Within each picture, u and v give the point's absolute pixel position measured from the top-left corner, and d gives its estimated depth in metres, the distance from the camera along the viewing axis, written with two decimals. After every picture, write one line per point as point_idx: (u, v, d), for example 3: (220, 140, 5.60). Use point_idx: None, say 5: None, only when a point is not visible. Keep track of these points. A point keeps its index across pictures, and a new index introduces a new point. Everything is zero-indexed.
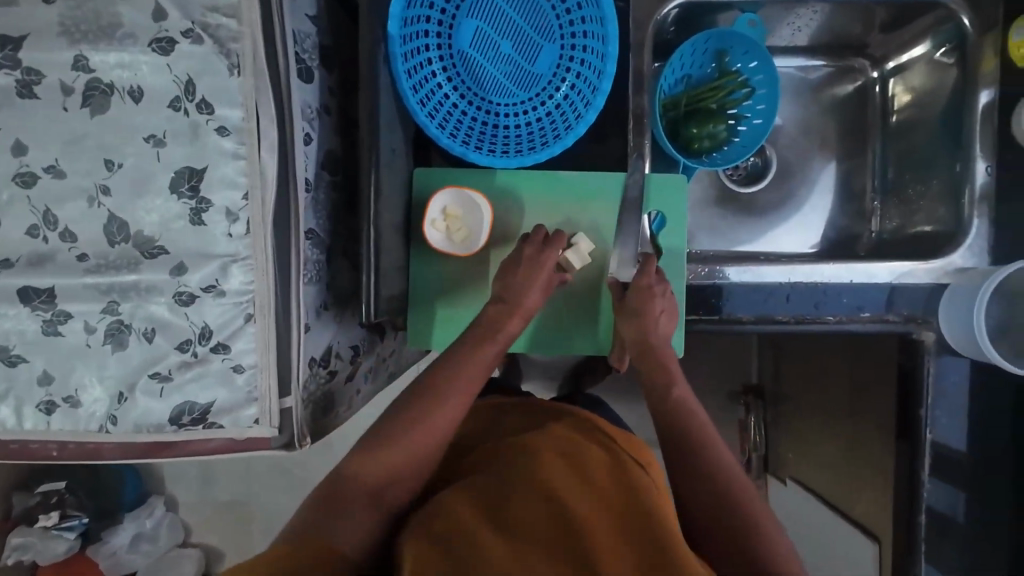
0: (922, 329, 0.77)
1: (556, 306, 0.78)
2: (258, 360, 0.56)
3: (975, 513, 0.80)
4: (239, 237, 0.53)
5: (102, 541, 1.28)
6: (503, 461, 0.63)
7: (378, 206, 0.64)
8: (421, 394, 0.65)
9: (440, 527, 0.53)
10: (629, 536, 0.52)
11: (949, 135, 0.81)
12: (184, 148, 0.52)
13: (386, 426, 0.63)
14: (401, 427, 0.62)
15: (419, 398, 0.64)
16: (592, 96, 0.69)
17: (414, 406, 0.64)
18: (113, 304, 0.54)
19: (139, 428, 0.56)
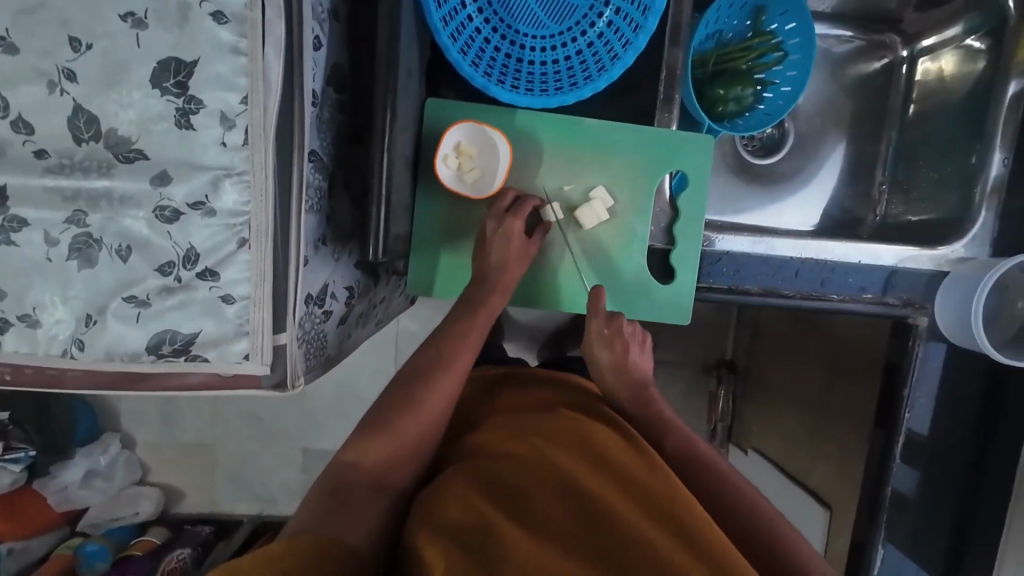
0: (918, 313, 0.78)
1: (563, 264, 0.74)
2: (252, 291, 0.50)
3: (933, 494, 0.85)
4: (235, 148, 0.47)
5: (50, 476, 1.20)
6: (505, 442, 0.62)
7: (394, 132, 0.57)
8: (425, 367, 0.64)
9: (454, 513, 0.51)
10: (649, 515, 0.53)
11: (971, 123, 0.80)
12: (170, 34, 0.44)
13: (389, 402, 0.61)
14: (403, 406, 0.60)
15: (420, 374, 0.64)
16: (633, 35, 0.62)
17: (415, 382, 0.63)
18: (80, 213, 0.47)
19: (111, 356, 0.50)
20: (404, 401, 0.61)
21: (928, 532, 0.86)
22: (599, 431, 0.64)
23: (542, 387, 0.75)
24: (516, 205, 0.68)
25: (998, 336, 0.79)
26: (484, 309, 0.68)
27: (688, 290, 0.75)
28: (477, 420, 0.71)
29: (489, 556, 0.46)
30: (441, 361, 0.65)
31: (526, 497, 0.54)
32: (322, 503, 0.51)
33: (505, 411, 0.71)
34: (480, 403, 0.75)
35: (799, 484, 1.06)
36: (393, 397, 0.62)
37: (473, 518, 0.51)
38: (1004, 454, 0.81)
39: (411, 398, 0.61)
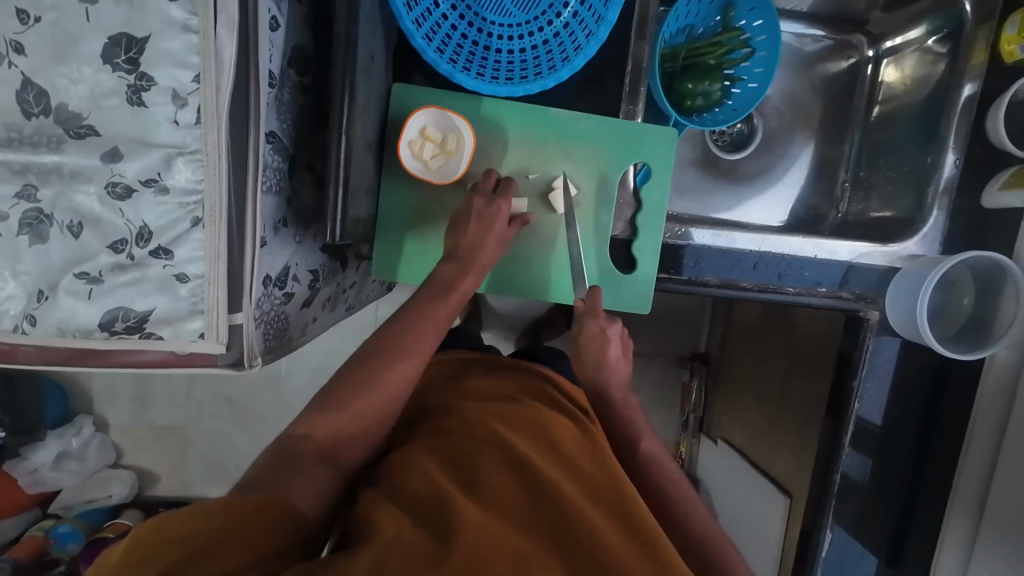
0: (870, 308, 0.81)
1: (544, 251, 0.75)
2: (206, 270, 0.51)
3: (880, 480, 0.89)
4: (187, 127, 0.47)
5: (20, 457, 1.19)
6: (466, 423, 0.63)
7: (353, 114, 0.57)
8: (395, 340, 0.64)
9: (409, 489, 0.54)
10: (599, 502, 0.55)
11: (926, 124, 0.82)
12: (120, 8, 0.44)
13: (346, 380, 0.61)
14: (365, 386, 0.60)
15: (382, 351, 0.63)
16: (596, 26, 0.63)
17: (383, 350, 0.63)
18: (29, 188, 0.47)
19: (62, 332, 0.50)
20: (366, 379, 0.60)
21: (873, 517, 0.90)
22: (557, 419, 0.66)
23: (505, 373, 0.77)
24: (500, 187, 0.69)
25: (942, 331, 0.82)
26: (458, 291, 0.68)
27: (649, 277, 0.76)
28: (437, 399, 0.72)
29: (440, 531, 0.49)
30: (410, 340, 0.64)
31: (486, 477, 0.55)
32: (269, 466, 0.51)
33: (466, 392, 0.72)
34: (443, 382, 0.76)
35: (761, 472, 1.11)
36: (353, 374, 0.61)
37: (427, 494, 0.53)
38: (947, 447, 0.85)
39: (371, 379, 0.60)
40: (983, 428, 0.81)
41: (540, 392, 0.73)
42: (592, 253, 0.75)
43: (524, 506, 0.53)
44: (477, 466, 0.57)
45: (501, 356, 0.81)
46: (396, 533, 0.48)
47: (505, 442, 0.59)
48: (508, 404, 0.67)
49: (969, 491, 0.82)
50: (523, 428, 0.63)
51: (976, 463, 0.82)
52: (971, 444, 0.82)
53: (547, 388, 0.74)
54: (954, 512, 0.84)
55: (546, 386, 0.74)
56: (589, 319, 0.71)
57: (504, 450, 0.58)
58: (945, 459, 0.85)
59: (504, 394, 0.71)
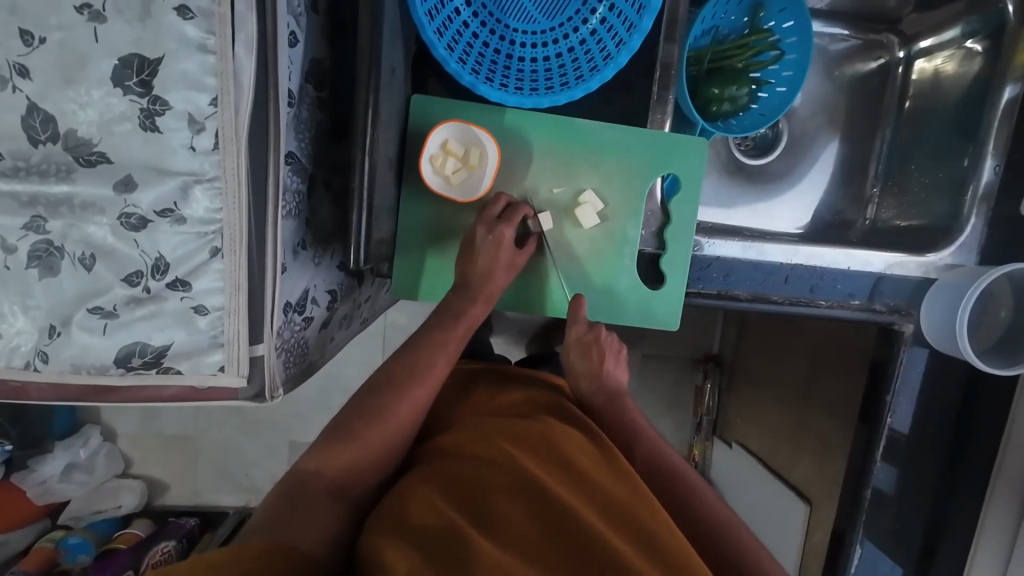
0: (904, 320, 0.78)
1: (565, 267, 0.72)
2: (226, 302, 0.48)
3: (911, 493, 0.87)
4: (205, 153, 0.44)
5: (28, 469, 1.17)
6: (475, 445, 0.61)
7: (376, 133, 0.54)
8: (405, 367, 0.63)
9: (418, 517, 0.51)
10: (619, 524, 0.53)
11: (963, 129, 0.80)
12: (131, 27, 0.41)
13: (354, 411, 0.59)
14: (374, 417, 0.59)
15: (388, 382, 0.62)
16: (627, 34, 0.60)
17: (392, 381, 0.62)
18: (38, 219, 0.44)
19: (76, 369, 0.48)
20: (375, 410, 0.59)
21: (903, 529, 0.88)
22: (570, 433, 0.64)
23: (514, 386, 0.74)
24: (509, 211, 0.66)
25: (981, 341, 0.79)
26: (466, 319, 0.67)
27: (677, 294, 0.73)
28: (445, 423, 0.70)
29: (456, 562, 0.46)
30: (418, 371, 0.63)
31: (500, 503, 0.53)
32: (279, 507, 0.50)
33: (475, 412, 0.70)
34: (451, 400, 0.74)
35: (780, 479, 1.09)
36: (360, 407, 0.60)
37: (439, 522, 0.50)
38: (980, 459, 0.83)
39: (379, 410, 0.59)
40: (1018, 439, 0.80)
41: (552, 404, 0.70)
42: (613, 267, 0.73)
43: (543, 531, 0.51)
44: (491, 492, 0.54)
45: (511, 368, 0.79)
46: (409, 565, 0.45)
47: (519, 464, 0.57)
48: (519, 421, 0.65)
49: (1011, 482, 0.80)
50: (536, 446, 0.60)
51: (1013, 473, 0.80)
52: (1006, 449, 0.81)
53: (558, 399, 0.71)
54: (996, 500, 0.82)
55: (556, 398, 0.72)
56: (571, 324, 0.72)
57: (518, 473, 0.56)
58: (977, 471, 0.83)
59: (515, 410, 0.69)
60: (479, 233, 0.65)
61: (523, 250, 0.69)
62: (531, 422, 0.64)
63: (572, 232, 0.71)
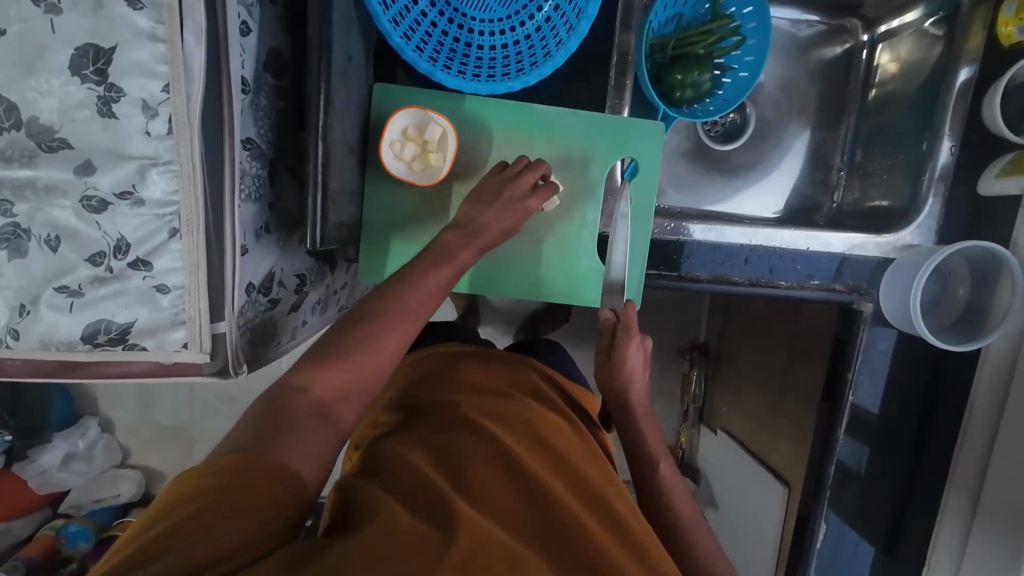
0: (863, 300, 0.80)
1: (530, 251, 0.74)
2: (186, 281, 0.51)
3: (876, 470, 0.89)
4: (159, 138, 0.46)
5: (29, 459, 1.20)
6: (458, 420, 0.63)
7: (330, 118, 0.57)
8: (389, 304, 0.60)
9: (401, 480, 0.53)
10: (591, 506, 0.56)
11: (922, 111, 0.81)
12: (86, 18, 0.43)
13: (334, 342, 0.57)
14: (361, 346, 0.57)
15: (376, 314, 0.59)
16: (577, 20, 0.62)
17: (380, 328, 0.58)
18: (5, 203, 0.47)
19: (46, 345, 0.50)
20: (364, 339, 0.57)
21: (869, 505, 0.90)
22: (549, 419, 0.66)
23: (498, 367, 0.76)
24: (527, 168, 0.67)
25: (938, 321, 0.81)
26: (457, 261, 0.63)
27: (637, 276, 0.75)
28: (429, 390, 0.71)
29: (439, 521, 0.48)
30: (410, 302, 0.60)
31: (481, 475, 0.55)
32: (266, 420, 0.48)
33: (460, 385, 0.71)
34: (438, 369, 0.75)
35: (760, 461, 1.11)
36: (352, 332, 0.58)
37: (422, 485, 0.52)
38: (942, 435, 0.84)
39: (367, 342, 0.57)
40: (973, 442, 0.81)
41: (533, 390, 0.73)
42: (577, 250, 0.75)
43: (520, 503, 0.54)
44: (474, 461, 0.56)
45: (492, 349, 0.80)
46: (394, 520, 0.46)
47: (501, 441, 0.59)
48: (499, 401, 0.67)
49: (966, 482, 0.82)
50: (517, 426, 0.63)
51: (967, 473, 0.82)
52: (964, 444, 0.81)
53: (540, 387, 0.74)
54: (950, 497, 0.83)
55: (538, 385, 0.74)
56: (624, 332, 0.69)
57: (500, 448, 0.58)
58: (939, 448, 0.85)
59: (499, 390, 0.71)
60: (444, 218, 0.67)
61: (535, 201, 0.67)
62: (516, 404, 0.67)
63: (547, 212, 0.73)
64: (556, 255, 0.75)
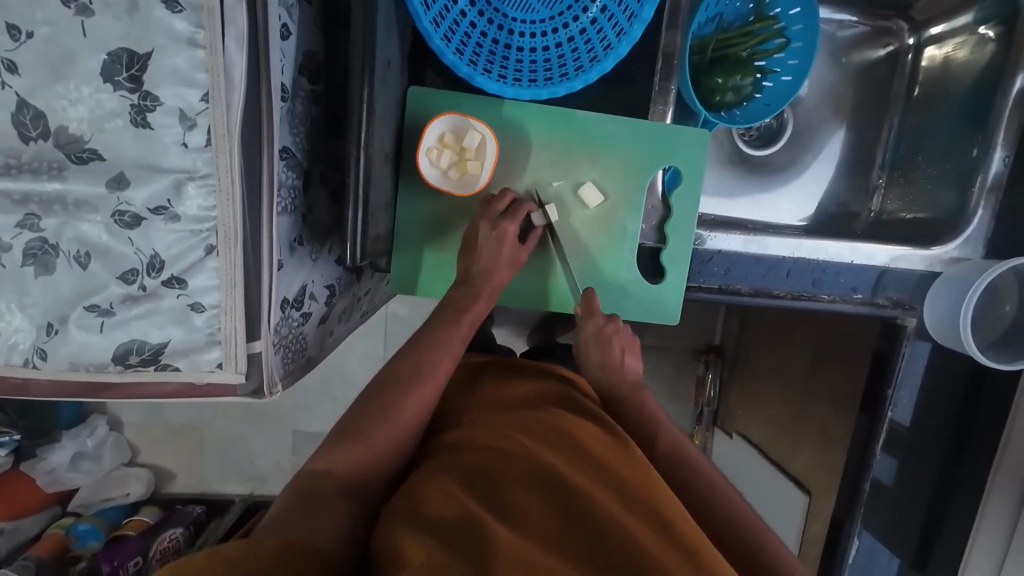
0: (907, 314, 0.77)
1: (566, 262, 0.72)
2: (222, 300, 0.48)
3: (910, 484, 0.87)
4: (197, 150, 0.43)
5: (37, 458, 1.18)
6: (487, 437, 0.61)
7: (371, 127, 0.54)
8: (407, 369, 0.62)
9: (436, 505, 0.51)
10: (636, 515, 0.53)
11: (973, 117, 0.78)
12: (120, 21, 0.40)
13: (355, 416, 0.58)
14: (382, 417, 0.58)
15: (399, 379, 0.61)
16: (628, 23, 0.59)
17: (394, 388, 0.60)
18: (32, 217, 0.44)
19: (75, 366, 0.48)
20: (384, 409, 0.58)
21: (901, 519, 0.89)
22: (583, 425, 0.64)
23: (526, 378, 0.74)
24: (513, 208, 0.66)
25: (984, 336, 0.78)
26: (469, 315, 0.66)
27: (676, 288, 0.73)
28: (455, 416, 0.70)
29: (478, 552, 0.46)
30: (424, 370, 0.62)
31: (516, 495, 0.53)
32: (295, 505, 0.49)
33: (487, 404, 0.69)
34: (463, 392, 0.74)
35: (778, 468, 1.10)
36: (371, 403, 0.59)
37: (457, 511, 0.50)
38: (980, 450, 0.83)
39: (384, 409, 0.58)
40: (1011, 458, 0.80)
41: (565, 395, 0.70)
42: (614, 261, 0.72)
43: (561, 521, 0.51)
44: (508, 480, 0.54)
45: (518, 359, 0.79)
46: (429, 554, 0.45)
47: (534, 455, 0.57)
48: (529, 414, 0.65)
49: (1014, 467, 0.80)
50: (550, 438, 0.60)
51: (1015, 461, 0.80)
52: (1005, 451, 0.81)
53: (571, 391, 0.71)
54: (1000, 484, 0.81)
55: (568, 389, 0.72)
56: (586, 318, 0.71)
57: (535, 464, 0.56)
58: (977, 463, 0.83)
59: (528, 402, 0.68)
60: (482, 229, 0.64)
61: (524, 244, 0.68)
62: (547, 415, 0.64)
63: (570, 224, 0.71)
64: (593, 266, 0.72)
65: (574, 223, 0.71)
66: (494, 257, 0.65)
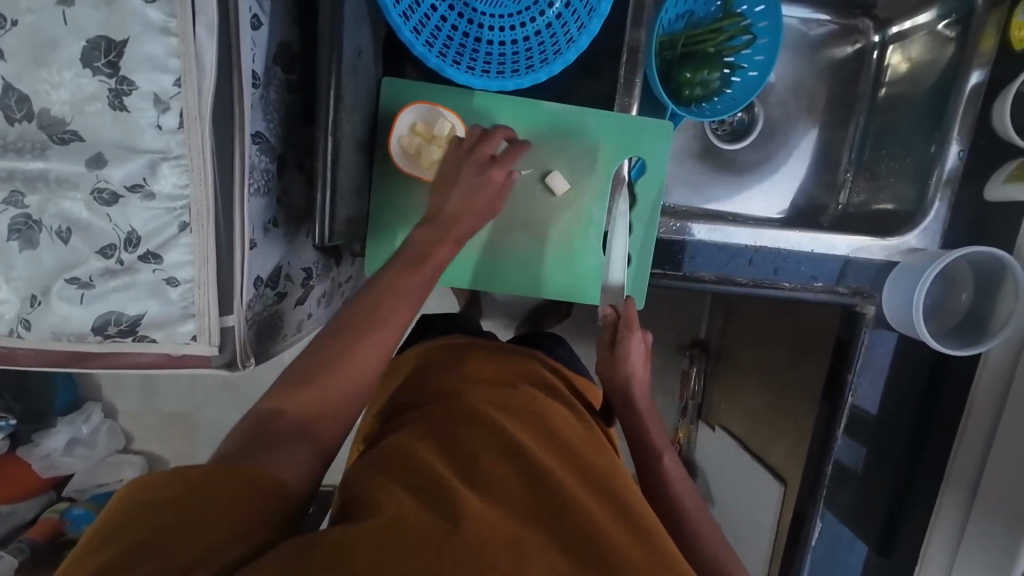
0: (866, 302, 0.81)
1: (536, 248, 0.74)
2: (195, 275, 0.51)
3: (874, 469, 0.90)
4: (170, 132, 0.46)
5: (33, 444, 1.21)
6: (465, 411, 0.63)
7: (340, 114, 0.56)
8: (370, 308, 0.59)
9: (410, 471, 0.53)
10: (597, 494, 0.56)
11: (932, 114, 0.80)
12: (97, 11, 0.43)
13: (309, 357, 0.56)
14: (344, 358, 0.56)
15: (360, 320, 0.58)
16: (589, 18, 0.62)
17: (356, 331, 0.58)
18: (17, 195, 0.47)
19: (57, 336, 0.51)
20: (345, 350, 0.56)
21: (865, 504, 0.92)
22: (556, 410, 0.67)
23: (506, 360, 0.76)
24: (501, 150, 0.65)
25: (939, 326, 0.81)
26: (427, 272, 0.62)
27: (641, 273, 0.75)
28: (431, 385, 0.71)
29: (447, 511, 0.48)
30: (384, 314, 0.59)
31: (488, 465, 0.55)
32: (247, 442, 0.48)
33: (467, 377, 0.71)
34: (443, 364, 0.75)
35: (757, 459, 1.12)
36: (325, 350, 0.56)
37: (430, 476, 0.52)
38: (940, 437, 0.85)
39: (351, 351, 0.57)
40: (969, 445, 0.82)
41: (541, 382, 0.73)
42: (582, 248, 0.75)
43: (528, 491, 0.54)
44: (481, 451, 0.57)
45: (497, 341, 0.81)
46: (400, 512, 0.47)
47: (507, 430, 0.60)
48: (506, 393, 0.67)
49: (962, 478, 0.83)
50: (524, 418, 0.63)
51: (964, 471, 0.83)
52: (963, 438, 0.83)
53: (547, 379, 0.74)
54: (947, 495, 0.85)
55: (545, 377, 0.75)
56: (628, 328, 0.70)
57: (505, 438, 0.58)
58: (936, 449, 0.86)
59: (506, 383, 0.71)
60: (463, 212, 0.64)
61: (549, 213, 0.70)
62: (521, 395, 0.67)
63: (542, 212, 0.74)
64: (562, 252, 0.75)
65: (547, 212, 0.74)
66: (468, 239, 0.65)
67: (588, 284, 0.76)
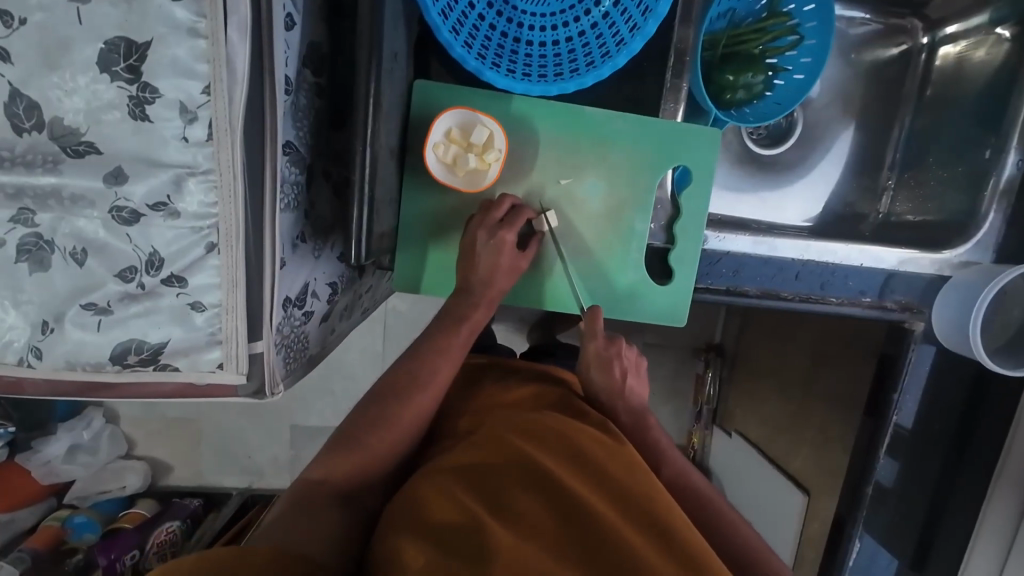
0: (915, 319, 0.77)
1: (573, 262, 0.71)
2: (223, 299, 0.47)
3: (914, 487, 0.87)
4: (198, 144, 0.42)
5: (32, 450, 1.16)
6: (487, 440, 0.60)
7: (377, 123, 0.52)
8: (404, 374, 0.62)
9: (435, 512, 0.50)
10: (635, 519, 0.52)
11: (985, 122, 0.77)
12: (116, 9, 0.38)
13: (345, 431, 0.58)
14: (381, 424, 0.58)
15: (390, 393, 0.61)
16: (642, 19, 0.57)
17: (388, 400, 0.60)
18: (26, 212, 0.42)
19: (72, 365, 0.46)
20: (373, 420, 0.58)
21: (903, 522, 0.89)
22: (583, 426, 0.63)
23: (526, 379, 0.73)
24: (512, 215, 0.64)
25: (990, 342, 0.78)
26: (468, 324, 0.65)
27: (684, 291, 0.72)
28: (450, 419, 0.69)
29: (476, 558, 0.45)
30: (421, 379, 0.62)
31: (516, 499, 0.52)
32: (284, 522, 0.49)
33: (488, 402, 0.69)
34: (461, 391, 0.73)
35: (778, 468, 1.09)
36: (364, 413, 0.59)
37: (457, 517, 0.49)
38: (985, 454, 0.83)
39: (384, 416, 0.59)
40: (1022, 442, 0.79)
41: (565, 397, 0.69)
42: (621, 262, 0.71)
43: (560, 525, 0.50)
44: (508, 485, 0.53)
45: (517, 360, 0.78)
46: (427, 562, 0.44)
47: (533, 458, 0.56)
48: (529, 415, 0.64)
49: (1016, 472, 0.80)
50: (549, 439, 0.59)
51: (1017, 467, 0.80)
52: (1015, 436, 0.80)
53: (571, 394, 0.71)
54: (999, 492, 0.81)
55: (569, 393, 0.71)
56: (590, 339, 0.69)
57: (531, 466, 0.55)
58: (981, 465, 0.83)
59: (528, 403, 0.67)
60: (480, 238, 0.63)
61: (525, 252, 0.67)
62: (543, 415, 0.64)
63: (575, 224, 0.69)
64: (597, 267, 0.71)
65: (579, 225, 0.69)
66: (493, 266, 0.63)
67: (631, 300, 0.72)
